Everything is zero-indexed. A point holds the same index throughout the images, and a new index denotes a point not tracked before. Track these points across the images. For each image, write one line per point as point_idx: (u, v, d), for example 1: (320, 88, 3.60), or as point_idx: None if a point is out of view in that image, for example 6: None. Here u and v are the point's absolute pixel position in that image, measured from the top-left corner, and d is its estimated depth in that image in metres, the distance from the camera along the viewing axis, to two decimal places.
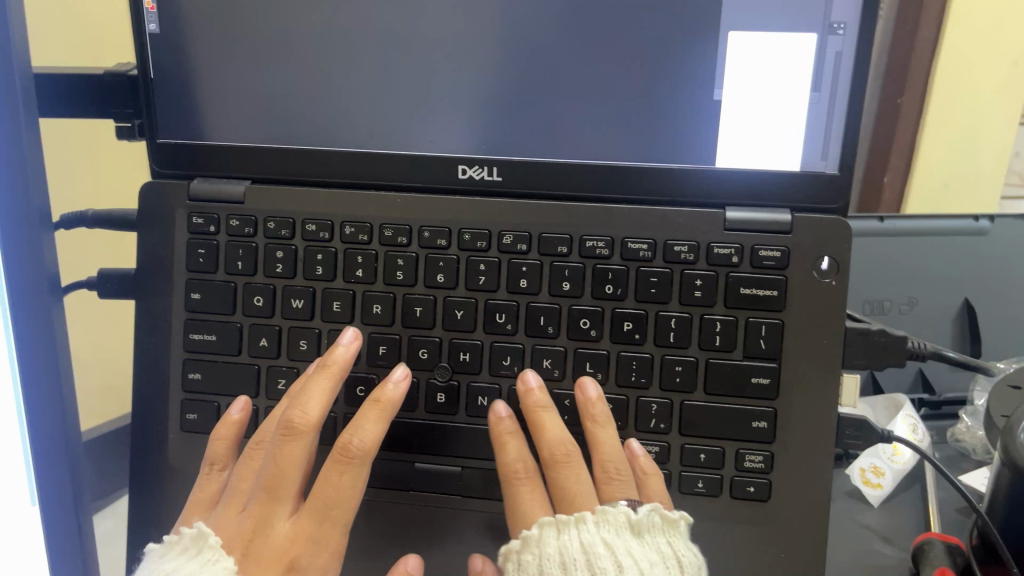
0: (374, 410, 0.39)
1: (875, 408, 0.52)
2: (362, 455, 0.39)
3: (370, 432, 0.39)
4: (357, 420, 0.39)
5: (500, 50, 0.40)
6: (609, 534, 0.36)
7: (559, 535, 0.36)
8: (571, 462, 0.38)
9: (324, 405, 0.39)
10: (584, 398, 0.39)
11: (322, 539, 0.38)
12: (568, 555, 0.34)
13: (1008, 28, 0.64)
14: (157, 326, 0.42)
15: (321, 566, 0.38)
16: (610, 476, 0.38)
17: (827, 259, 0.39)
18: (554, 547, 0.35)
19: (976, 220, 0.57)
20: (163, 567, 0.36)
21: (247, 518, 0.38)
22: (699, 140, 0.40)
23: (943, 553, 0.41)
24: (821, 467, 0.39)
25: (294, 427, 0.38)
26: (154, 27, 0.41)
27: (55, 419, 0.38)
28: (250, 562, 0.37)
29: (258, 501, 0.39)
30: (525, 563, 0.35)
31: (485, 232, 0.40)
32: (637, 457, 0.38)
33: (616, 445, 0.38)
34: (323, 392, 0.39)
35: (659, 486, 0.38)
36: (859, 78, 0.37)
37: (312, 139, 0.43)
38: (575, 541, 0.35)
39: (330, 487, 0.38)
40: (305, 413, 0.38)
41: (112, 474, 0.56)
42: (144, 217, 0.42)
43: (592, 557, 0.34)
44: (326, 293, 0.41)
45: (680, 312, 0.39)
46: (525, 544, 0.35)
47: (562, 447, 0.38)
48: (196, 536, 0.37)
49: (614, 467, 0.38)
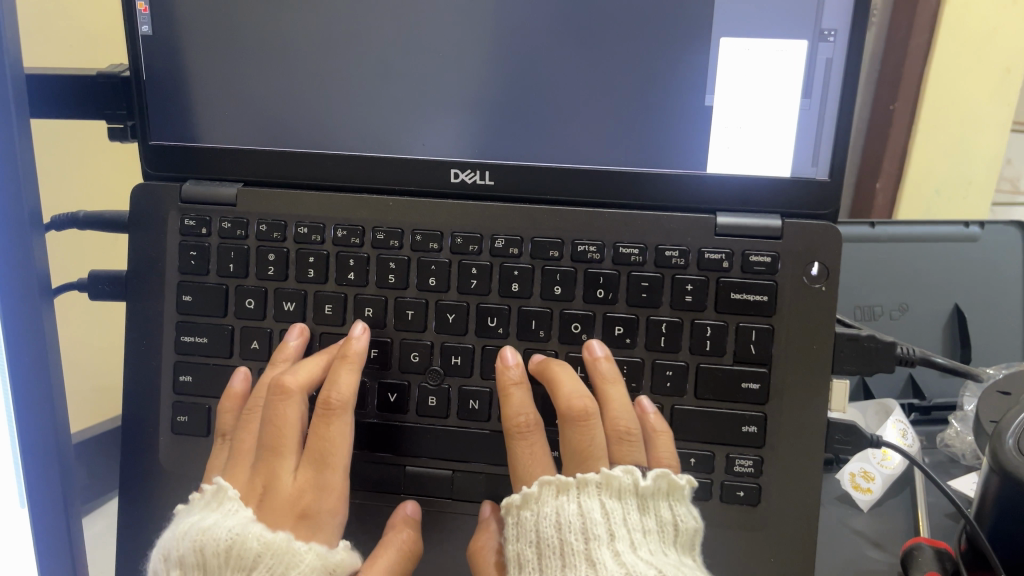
0: (342, 364, 0.39)
1: (865, 412, 0.53)
2: (343, 404, 0.40)
3: (346, 383, 0.40)
4: (330, 376, 0.40)
5: (492, 55, 0.40)
6: (610, 499, 0.36)
7: (558, 496, 0.36)
8: (588, 420, 0.38)
9: (310, 367, 0.40)
10: (590, 357, 0.39)
11: (329, 487, 0.39)
12: (565, 517, 0.35)
13: (998, 37, 0.65)
14: (148, 328, 0.42)
15: (332, 507, 0.39)
16: (621, 436, 0.38)
17: (817, 265, 0.39)
18: (553, 506, 0.36)
19: (966, 226, 0.57)
20: (186, 521, 0.37)
21: (255, 475, 0.40)
22: (690, 146, 0.40)
23: (933, 558, 0.41)
24: (811, 472, 0.39)
25: (275, 389, 0.39)
26: (147, 29, 0.41)
27: (45, 420, 0.38)
28: (265, 513, 0.38)
29: (263, 461, 0.40)
30: (522, 521, 0.36)
31: (477, 236, 0.40)
32: (647, 415, 0.39)
33: (624, 401, 0.39)
34: (309, 358, 0.40)
35: (668, 444, 0.38)
36: (850, 86, 0.38)
37: (305, 142, 0.43)
38: (574, 504, 0.36)
39: (323, 439, 0.39)
40: (282, 374, 0.40)
41: (102, 476, 0.56)
42: (136, 219, 0.42)
43: (588, 523, 0.35)
44: (318, 296, 0.41)
45: (671, 317, 0.39)
46: (524, 501, 0.36)
47: (579, 404, 0.38)
48: (216, 490, 0.38)
49: (624, 426, 0.38)
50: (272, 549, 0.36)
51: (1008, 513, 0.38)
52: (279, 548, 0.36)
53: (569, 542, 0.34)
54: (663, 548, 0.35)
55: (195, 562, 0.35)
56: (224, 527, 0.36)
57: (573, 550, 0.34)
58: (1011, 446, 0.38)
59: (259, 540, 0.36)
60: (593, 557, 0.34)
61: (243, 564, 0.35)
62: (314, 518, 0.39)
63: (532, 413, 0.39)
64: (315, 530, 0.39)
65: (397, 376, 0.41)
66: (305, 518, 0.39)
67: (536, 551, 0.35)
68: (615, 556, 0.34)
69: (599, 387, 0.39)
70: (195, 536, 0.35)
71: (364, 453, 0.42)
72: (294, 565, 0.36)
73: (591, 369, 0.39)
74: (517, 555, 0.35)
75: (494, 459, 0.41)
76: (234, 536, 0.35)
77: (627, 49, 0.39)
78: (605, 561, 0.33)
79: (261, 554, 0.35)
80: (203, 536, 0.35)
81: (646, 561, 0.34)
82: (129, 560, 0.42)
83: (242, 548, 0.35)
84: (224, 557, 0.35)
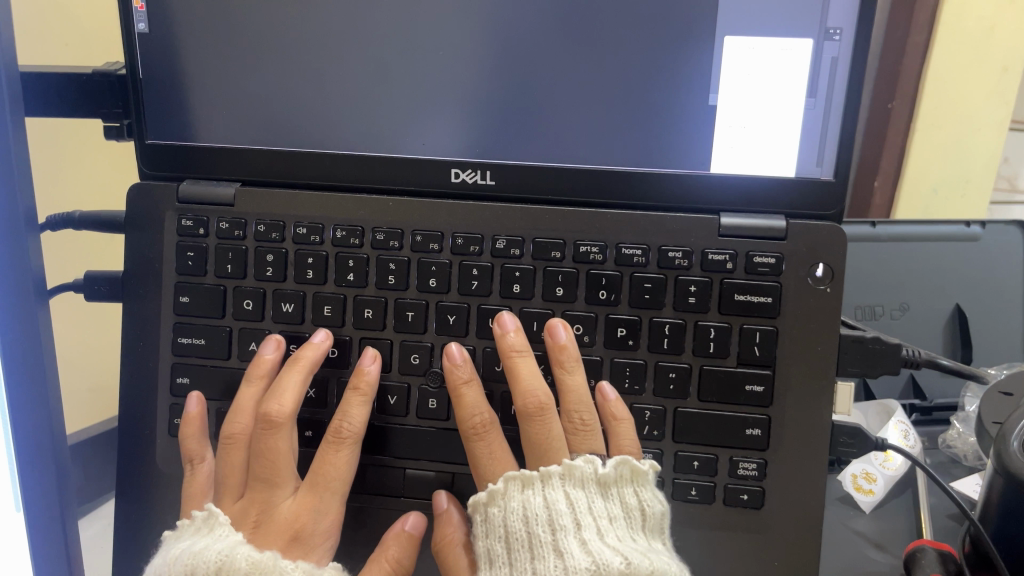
0: (356, 396, 0.39)
1: (867, 414, 0.52)
2: (354, 435, 0.39)
3: (358, 415, 0.39)
4: (342, 406, 0.40)
5: (494, 53, 0.40)
6: (573, 489, 0.36)
7: (524, 490, 0.36)
8: (543, 414, 0.38)
9: (299, 394, 0.40)
10: (554, 342, 0.39)
11: (325, 509, 0.39)
12: (531, 510, 0.35)
13: (997, 35, 0.65)
14: (144, 329, 0.42)
15: (326, 532, 0.39)
16: (576, 427, 0.39)
17: (822, 266, 0.39)
18: (518, 501, 0.36)
19: (967, 226, 0.57)
20: (177, 547, 0.36)
21: (250, 502, 0.40)
22: (694, 146, 0.40)
23: (936, 560, 0.41)
24: (815, 475, 0.39)
25: (272, 419, 0.39)
26: (143, 26, 0.40)
27: (41, 423, 0.37)
28: (259, 536, 0.39)
29: (257, 488, 0.40)
30: (490, 516, 0.36)
31: (478, 236, 0.40)
32: (609, 401, 0.38)
33: (583, 391, 0.39)
34: (297, 384, 0.39)
35: (629, 430, 0.38)
36: (855, 84, 0.37)
37: (305, 142, 0.42)
38: (539, 497, 0.36)
39: (326, 466, 0.39)
40: (281, 405, 0.39)
41: (99, 478, 0.55)
42: (133, 219, 0.42)
43: (554, 515, 0.35)
44: (317, 298, 0.41)
45: (674, 318, 0.39)
46: (490, 498, 0.36)
47: (533, 400, 0.38)
48: (207, 517, 0.38)
49: (581, 417, 0.39)
50: (259, 569, 0.35)
51: (1013, 516, 0.38)
52: (266, 567, 0.36)
53: (536, 535, 0.35)
54: (631, 533, 0.35)
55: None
56: (212, 550, 0.35)
57: (540, 542, 0.34)
58: (1015, 449, 0.38)
59: (247, 560, 0.35)
60: (560, 548, 0.34)
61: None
62: (306, 540, 0.38)
63: (487, 412, 0.39)
64: (306, 552, 0.38)
65: (397, 379, 0.40)
66: (297, 541, 0.38)
67: (505, 545, 0.35)
68: (582, 545, 0.34)
69: (557, 375, 0.39)
70: (185, 561, 0.35)
71: (365, 456, 0.41)
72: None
73: (553, 355, 0.39)
74: (486, 550, 0.36)
75: None
76: (222, 559, 0.35)
77: (631, 47, 0.39)
78: (572, 551, 0.34)
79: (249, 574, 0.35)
80: (193, 560, 0.35)
81: (613, 547, 0.34)
82: (126, 564, 0.41)
83: (231, 570, 0.35)
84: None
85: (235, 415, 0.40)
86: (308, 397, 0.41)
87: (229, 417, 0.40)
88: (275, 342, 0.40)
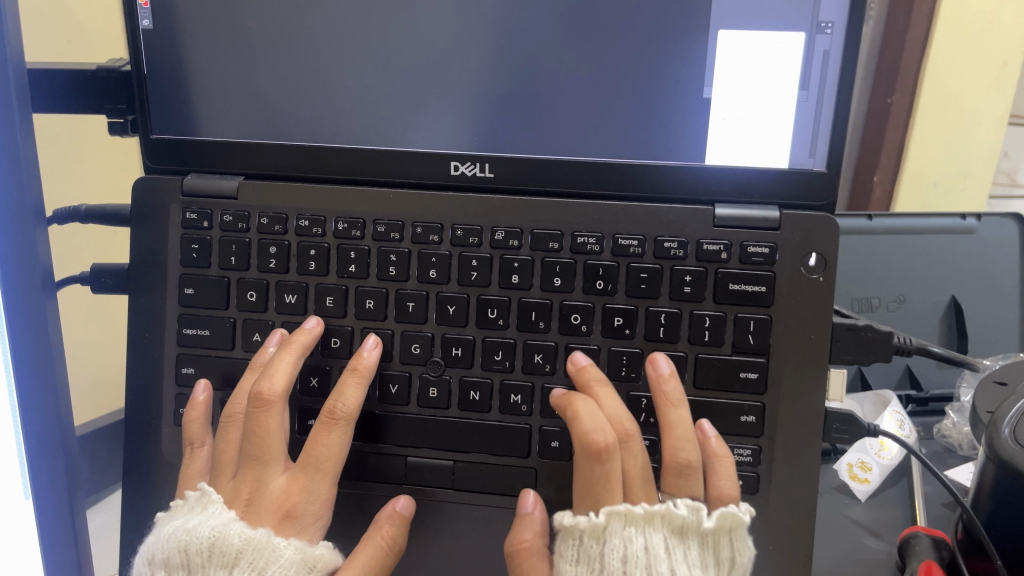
0: (352, 376, 0.40)
1: (863, 403, 0.53)
2: (347, 416, 0.40)
3: (352, 396, 0.40)
4: (338, 386, 0.40)
5: (492, 47, 0.40)
6: (672, 536, 0.35)
7: (625, 527, 0.35)
8: (634, 442, 0.38)
9: (292, 374, 0.40)
10: (656, 374, 0.39)
11: (316, 489, 0.39)
12: (631, 551, 0.34)
13: (996, 29, 0.65)
14: (150, 320, 0.43)
15: (317, 511, 0.39)
16: (681, 467, 0.37)
17: (815, 255, 0.39)
18: (620, 539, 0.35)
19: (964, 219, 0.58)
20: (171, 525, 0.37)
21: (241, 481, 0.40)
22: (689, 138, 0.40)
23: (929, 545, 0.42)
24: (808, 461, 0.39)
25: (264, 397, 0.39)
26: (148, 23, 0.41)
27: (48, 412, 0.38)
28: (250, 514, 0.39)
29: (247, 467, 0.40)
30: (585, 546, 0.35)
31: (477, 228, 0.41)
32: (708, 439, 0.39)
33: (688, 428, 0.38)
34: (289, 363, 0.40)
35: (729, 470, 0.38)
36: (847, 77, 0.38)
37: (307, 135, 0.43)
38: (640, 537, 0.35)
39: (318, 446, 0.40)
40: (272, 383, 0.39)
41: (104, 469, 0.57)
42: (139, 213, 0.43)
43: (653, 560, 0.34)
44: (320, 288, 0.41)
45: (670, 308, 0.40)
46: (591, 530, 0.35)
47: (624, 426, 0.38)
48: (201, 496, 0.39)
49: (686, 457, 0.37)
50: (253, 545, 0.36)
51: (1004, 504, 0.38)
52: (259, 543, 0.36)
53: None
54: None
55: (180, 562, 0.35)
56: (206, 526, 0.36)
57: None
58: (1007, 436, 0.39)
59: (240, 537, 0.36)
60: None
61: (226, 561, 0.35)
62: (298, 518, 0.39)
63: (607, 432, 0.37)
64: (298, 531, 0.39)
65: (398, 368, 0.41)
66: (289, 519, 0.39)
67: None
68: None
69: (663, 409, 0.38)
70: (179, 537, 0.36)
71: (366, 443, 0.42)
72: (272, 561, 0.36)
73: (656, 389, 0.39)
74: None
75: (494, 449, 0.41)
76: (216, 534, 0.36)
77: (626, 43, 0.39)
78: None
79: (243, 551, 0.36)
80: (187, 537, 0.36)
81: None
82: (131, 549, 0.42)
83: (224, 545, 0.36)
84: (207, 555, 0.35)
85: (235, 396, 0.41)
86: (310, 385, 0.42)
87: (227, 405, 0.41)
88: (276, 330, 0.42)
